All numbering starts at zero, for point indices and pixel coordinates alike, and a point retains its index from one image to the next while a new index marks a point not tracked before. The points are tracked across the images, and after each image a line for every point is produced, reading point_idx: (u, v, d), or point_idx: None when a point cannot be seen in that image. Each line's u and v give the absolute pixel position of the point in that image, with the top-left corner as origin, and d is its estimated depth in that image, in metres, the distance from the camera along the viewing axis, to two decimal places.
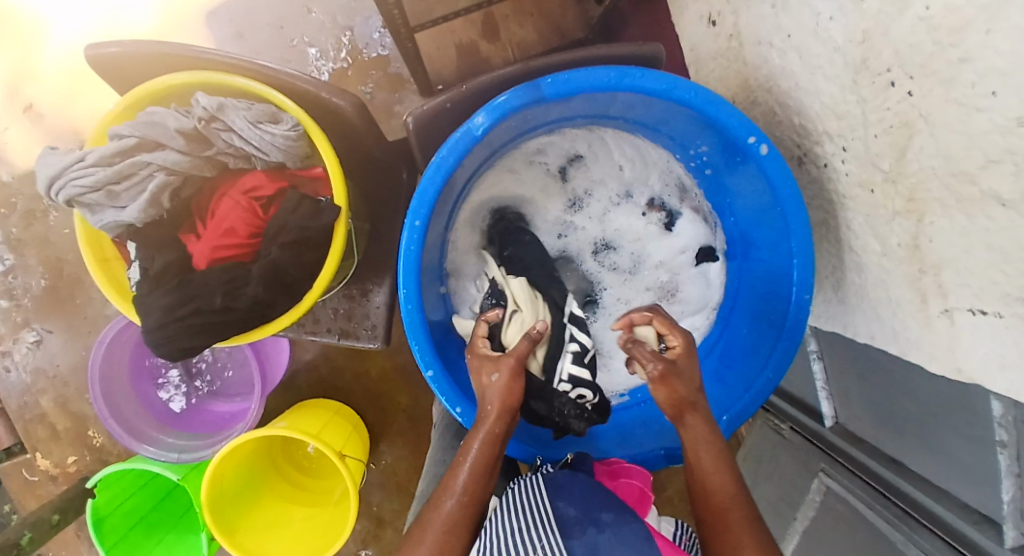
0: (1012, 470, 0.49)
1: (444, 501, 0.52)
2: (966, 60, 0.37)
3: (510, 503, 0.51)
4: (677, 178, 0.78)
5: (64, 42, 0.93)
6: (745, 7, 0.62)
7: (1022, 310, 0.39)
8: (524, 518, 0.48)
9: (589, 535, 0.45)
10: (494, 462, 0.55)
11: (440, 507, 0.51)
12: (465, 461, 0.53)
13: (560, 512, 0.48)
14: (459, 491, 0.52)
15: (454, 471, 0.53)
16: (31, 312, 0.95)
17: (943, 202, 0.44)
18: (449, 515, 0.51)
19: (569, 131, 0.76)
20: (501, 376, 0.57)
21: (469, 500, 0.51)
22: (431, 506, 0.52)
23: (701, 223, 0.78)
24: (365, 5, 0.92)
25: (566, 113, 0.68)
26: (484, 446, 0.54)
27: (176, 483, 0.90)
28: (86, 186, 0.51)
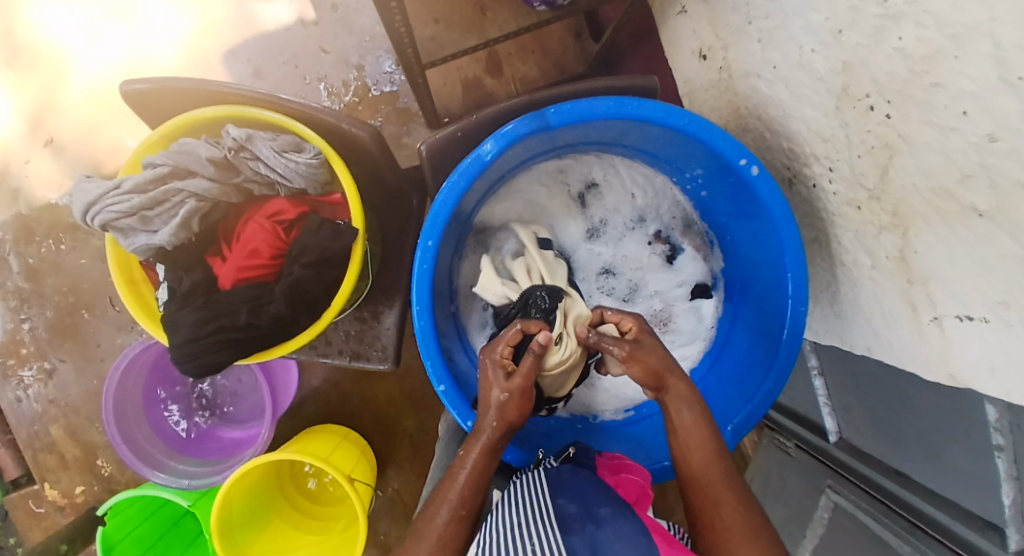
0: (1011, 473, 0.54)
1: (438, 512, 0.54)
2: (938, 84, 0.45)
3: (514, 500, 0.54)
4: (686, 213, 0.80)
5: (92, 69, 1.05)
6: (735, 42, 0.69)
7: (1005, 314, 0.46)
8: (526, 512, 0.50)
9: (588, 531, 0.47)
10: (488, 472, 0.56)
11: (433, 520, 0.53)
12: (461, 472, 0.55)
13: (560, 509, 0.50)
14: (453, 503, 0.54)
15: (447, 483, 0.55)
16: (45, 341, 1.06)
17: (926, 216, 0.51)
18: (440, 528, 0.53)
19: (588, 156, 0.78)
20: (510, 396, 0.58)
21: (460, 511, 0.54)
22: (425, 517, 0.54)
23: (701, 260, 0.81)
24: (376, 45, 1.05)
25: (584, 138, 0.71)
26: (477, 459, 0.56)
27: (184, 512, 0.98)
28: (122, 211, 0.55)
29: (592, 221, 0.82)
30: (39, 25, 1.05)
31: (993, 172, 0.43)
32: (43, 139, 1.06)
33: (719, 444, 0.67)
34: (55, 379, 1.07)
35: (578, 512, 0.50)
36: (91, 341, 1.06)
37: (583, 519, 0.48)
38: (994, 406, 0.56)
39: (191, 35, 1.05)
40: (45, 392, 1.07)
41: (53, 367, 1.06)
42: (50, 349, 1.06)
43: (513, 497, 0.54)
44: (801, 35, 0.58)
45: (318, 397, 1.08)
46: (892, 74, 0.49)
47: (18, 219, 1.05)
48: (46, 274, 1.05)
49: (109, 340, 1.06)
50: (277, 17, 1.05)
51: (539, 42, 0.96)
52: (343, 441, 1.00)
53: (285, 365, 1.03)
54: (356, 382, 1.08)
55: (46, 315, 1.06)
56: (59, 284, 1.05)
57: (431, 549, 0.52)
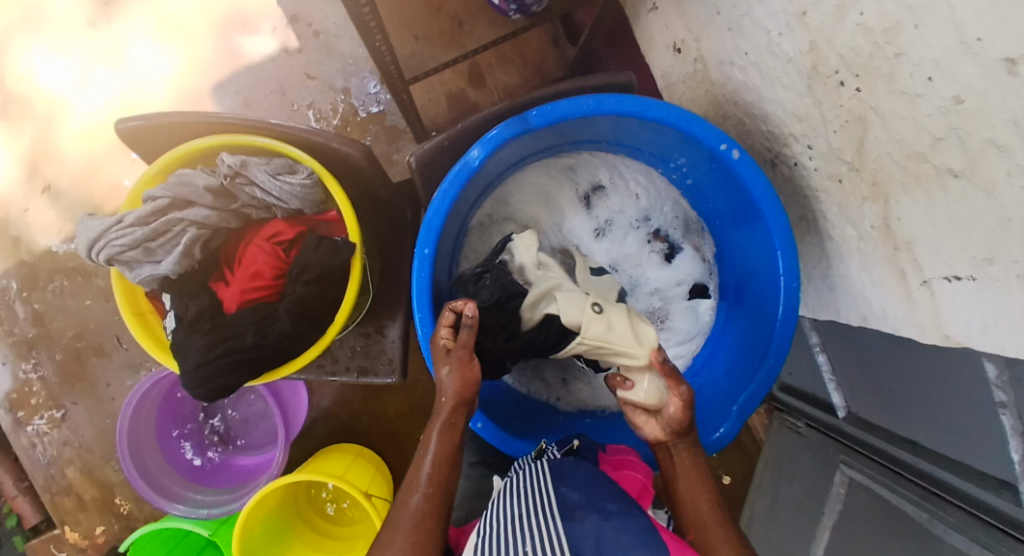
0: (1017, 428, 0.56)
1: (411, 496, 0.54)
2: (901, 55, 0.46)
3: (516, 489, 0.55)
4: (687, 215, 0.81)
5: (84, 113, 1.07)
6: (706, 34, 0.72)
7: (989, 268, 0.48)
8: (529, 500, 0.52)
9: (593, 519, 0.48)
10: (450, 448, 0.58)
11: (406, 504, 0.54)
12: (427, 453, 0.57)
13: (563, 496, 0.52)
14: (424, 484, 0.55)
15: (415, 466, 0.57)
16: (56, 385, 1.07)
17: (903, 182, 0.53)
18: (415, 510, 0.53)
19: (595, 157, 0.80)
20: (451, 367, 0.58)
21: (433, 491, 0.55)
22: (400, 501, 0.55)
23: (699, 261, 0.82)
24: (360, 67, 1.08)
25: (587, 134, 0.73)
26: (442, 439, 0.58)
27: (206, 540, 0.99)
28: (126, 244, 0.57)
29: (596, 219, 0.82)
30: (30, 76, 1.07)
31: (963, 133, 0.44)
32: (40, 186, 1.07)
33: (725, 429, 0.67)
34: (68, 421, 1.08)
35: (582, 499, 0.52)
36: (101, 381, 1.07)
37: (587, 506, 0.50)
38: (993, 364, 0.56)
39: (178, 73, 1.08)
40: (59, 435, 1.08)
41: (65, 410, 1.07)
42: (61, 392, 1.07)
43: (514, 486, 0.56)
44: (768, 21, 0.60)
45: (329, 417, 1.09)
46: (857, 48, 0.50)
47: (22, 266, 1.07)
48: (53, 318, 1.07)
49: (119, 378, 1.08)
50: (261, 48, 1.07)
51: (518, 50, 0.98)
52: (356, 459, 1.00)
53: (293, 388, 1.05)
54: (365, 400, 1.09)
55: (55, 358, 1.07)
56: (66, 328, 1.07)
57: (409, 532, 0.52)
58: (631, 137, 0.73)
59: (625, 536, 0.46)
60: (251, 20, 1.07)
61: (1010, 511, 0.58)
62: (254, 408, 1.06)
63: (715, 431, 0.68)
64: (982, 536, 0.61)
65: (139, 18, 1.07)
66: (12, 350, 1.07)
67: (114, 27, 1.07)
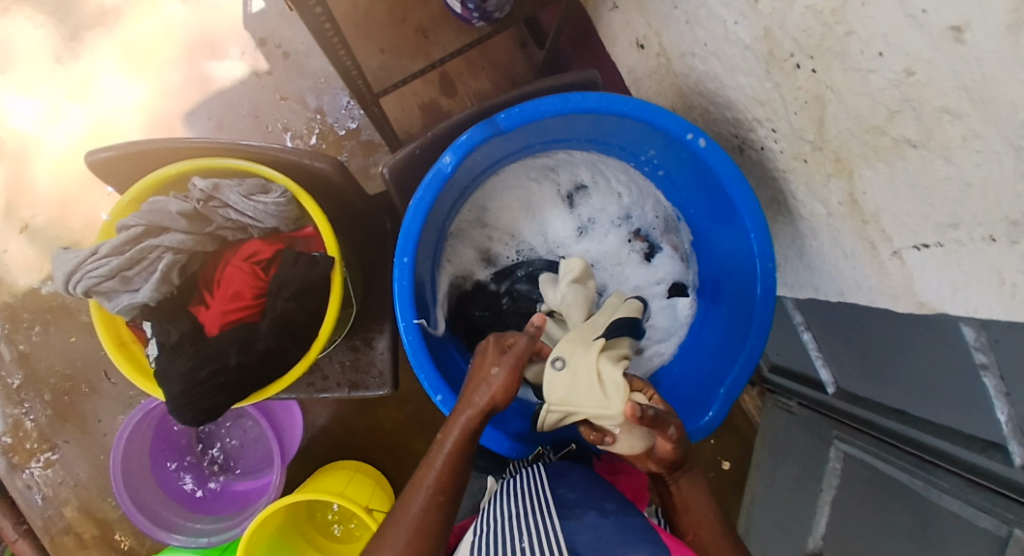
0: (1000, 389, 0.56)
1: (413, 501, 0.53)
2: (851, 32, 0.47)
3: (514, 487, 0.57)
4: (667, 215, 0.82)
5: (58, 150, 1.07)
6: (665, 28, 0.73)
7: (953, 234, 0.49)
8: (526, 498, 0.53)
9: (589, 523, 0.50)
10: (464, 455, 0.56)
11: (408, 508, 0.53)
12: (439, 455, 0.55)
13: (560, 497, 0.54)
14: (430, 489, 0.53)
15: (422, 471, 0.55)
16: (47, 425, 1.06)
17: (865, 157, 0.54)
18: (415, 516, 0.52)
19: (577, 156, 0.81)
20: (501, 370, 0.56)
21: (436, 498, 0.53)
22: (400, 506, 0.53)
23: (678, 260, 0.83)
24: (331, 84, 1.08)
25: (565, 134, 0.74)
26: (455, 445, 0.55)
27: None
28: (102, 275, 0.57)
29: (579, 218, 0.84)
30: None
31: (916, 104, 0.46)
32: (17, 226, 1.07)
33: (714, 412, 0.68)
34: (61, 460, 1.07)
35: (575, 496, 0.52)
36: (92, 417, 1.07)
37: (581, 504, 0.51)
38: (970, 327, 0.56)
39: (149, 104, 1.08)
40: (53, 475, 1.07)
41: (57, 449, 1.06)
42: (53, 432, 1.06)
43: (511, 485, 0.57)
44: (722, 10, 0.61)
45: (325, 435, 1.09)
46: (808, 30, 0.52)
47: (4, 308, 1.06)
48: (40, 358, 1.06)
49: (110, 413, 1.07)
50: (230, 72, 1.08)
51: (486, 56, 0.99)
52: (355, 475, 1.00)
53: (287, 409, 1.05)
54: (360, 415, 1.09)
55: (44, 398, 1.06)
56: (53, 367, 1.06)
57: (409, 539, 0.50)
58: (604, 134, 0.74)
59: (621, 532, 0.47)
60: (218, 46, 1.08)
61: (1000, 473, 0.59)
62: (249, 433, 1.06)
63: (704, 416, 0.69)
64: (978, 498, 0.61)
65: (106, 52, 1.07)
66: None
67: (81, 62, 1.07)
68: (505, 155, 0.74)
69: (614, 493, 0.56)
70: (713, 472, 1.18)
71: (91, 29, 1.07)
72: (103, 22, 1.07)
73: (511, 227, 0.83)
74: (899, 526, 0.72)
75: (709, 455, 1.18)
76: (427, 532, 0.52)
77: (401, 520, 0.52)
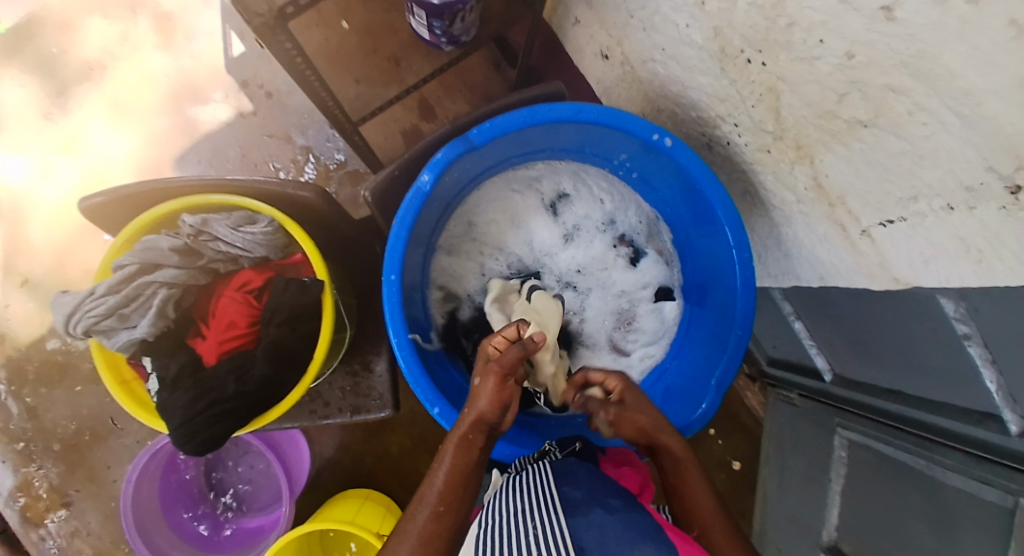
0: (985, 357, 0.56)
1: (419, 513, 0.54)
2: (792, 24, 0.50)
3: (519, 488, 0.56)
4: (649, 219, 0.83)
5: (55, 204, 1.10)
6: (626, 37, 0.76)
7: (914, 207, 0.51)
8: (531, 497, 0.53)
9: (596, 513, 0.49)
10: (466, 466, 0.57)
11: (414, 519, 0.53)
12: (442, 465, 0.57)
13: (567, 495, 0.53)
14: (434, 502, 0.54)
15: (426, 483, 0.56)
16: (57, 475, 1.07)
17: (823, 141, 0.56)
18: (422, 526, 0.53)
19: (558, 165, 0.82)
20: (488, 381, 0.58)
21: (445, 506, 0.54)
22: (406, 518, 0.54)
23: (662, 264, 0.84)
24: (315, 120, 1.12)
25: (542, 144, 0.76)
26: (457, 453, 0.57)
27: None
28: (100, 314, 0.59)
29: (564, 226, 0.84)
30: None
31: (861, 85, 0.48)
32: (18, 281, 1.09)
33: (708, 402, 0.70)
34: (72, 510, 1.07)
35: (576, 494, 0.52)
36: (101, 464, 1.07)
37: (584, 500, 0.51)
38: (948, 299, 0.55)
39: (140, 153, 1.11)
40: (65, 526, 1.07)
41: (69, 499, 1.07)
42: (63, 482, 1.07)
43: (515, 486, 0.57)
44: (674, 15, 0.64)
45: (333, 465, 1.09)
46: (754, 25, 0.54)
47: (9, 363, 1.08)
48: (47, 409, 1.07)
49: (119, 459, 1.08)
50: (216, 116, 1.11)
51: (460, 80, 1.02)
52: (365, 502, 0.99)
53: (293, 441, 1.07)
54: (366, 441, 1.10)
55: (53, 449, 1.07)
56: (60, 417, 1.07)
57: (414, 547, 0.51)
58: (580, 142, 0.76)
59: (622, 524, 0.48)
60: (203, 91, 1.11)
61: (999, 442, 0.58)
62: (257, 467, 1.06)
63: (698, 408, 0.71)
64: (979, 471, 0.60)
65: (96, 106, 1.11)
66: (9, 448, 1.07)
67: (72, 118, 1.11)
68: (485, 168, 0.77)
69: (613, 488, 0.57)
70: (724, 472, 1.17)
71: (80, 86, 1.11)
72: (91, 78, 1.11)
73: (496, 237, 0.83)
74: (910, 508, 0.70)
75: (718, 455, 1.18)
76: (438, 536, 0.52)
77: (412, 526, 0.53)
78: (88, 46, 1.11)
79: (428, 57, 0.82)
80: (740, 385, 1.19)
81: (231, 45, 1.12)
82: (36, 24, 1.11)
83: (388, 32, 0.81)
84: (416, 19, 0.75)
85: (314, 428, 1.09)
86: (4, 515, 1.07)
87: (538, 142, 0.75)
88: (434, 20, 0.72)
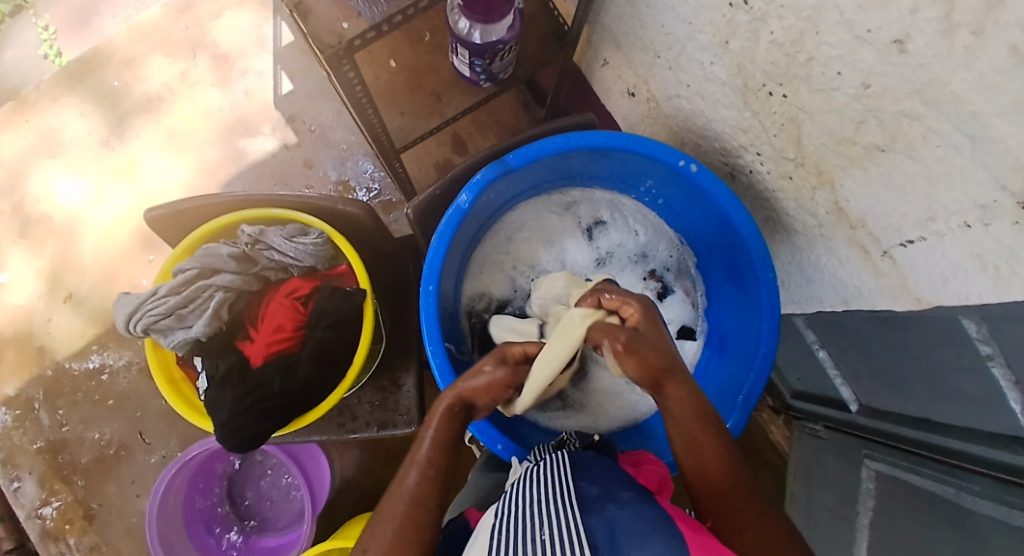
0: (1010, 379, 0.53)
1: (408, 475, 0.55)
2: (811, 59, 0.55)
3: (538, 479, 0.57)
4: (681, 258, 0.88)
5: (103, 224, 1.16)
6: (652, 76, 0.82)
7: (932, 227, 0.54)
8: (551, 490, 0.53)
9: (609, 510, 0.50)
10: (452, 434, 0.59)
11: (404, 480, 0.55)
12: (426, 435, 0.59)
13: (582, 491, 0.53)
14: (422, 464, 0.56)
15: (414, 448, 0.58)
16: (82, 487, 1.09)
17: (842, 166, 0.60)
18: (411, 486, 0.54)
19: (599, 194, 0.87)
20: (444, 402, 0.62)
21: (417, 500, 0.53)
22: (396, 481, 0.56)
23: (687, 302, 0.87)
24: (353, 151, 1.19)
25: (583, 169, 0.81)
26: (429, 454, 0.57)
27: None
28: (161, 313, 0.63)
29: (598, 251, 0.88)
30: (51, 198, 1.17)
31: (877, 112, 0.52)
32: (63, 296, 1.14)
33: (733, 421, 0.72)
34: (94, 524, 1.08)
35: (600, 493, 0.53)
36: (126, 478, 1.09)
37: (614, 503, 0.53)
38: (970, 319, 0.54)
39: (187, 179, 1.18)
40: (86, 540, 1.08)
41: (91, 513, 1.08)
42: (88, 495, 1.09)
43: (531, 478, 0.58)
44: (699, 55, 0.70)
45: (353, 485, 1.10)
46: (774, 62, 0.59)
47: (47, 375, 1.11)
48: (79, 421, 1.10)
49: (143, 474, 1.09)
50: (261, 146, 1.19)
51: (492, 116, 1.09)
52: None
53: (314, 457, 1.07)
54: (387, 463, 1.10)
55: (81, 461, 1.09)
56: (91, 430, 1.10)
57: (407, 503, 0.53)
58: (618, 171, 0.81)
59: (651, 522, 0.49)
60: (250, 124, 1.19)
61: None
62: (279, 484, 1.08)
63: (724, 426, 0.72)
64: (1010, 498, 0.60)
65: (150, 136, 1.19)
66: (39, 459, 1.09)
67: (127, 145, 1.18)
68: (525, 187, 0.82)
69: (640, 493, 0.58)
70: None
71: (136, 116, 1.19)
72: (147, 109, 1.19)
73: (530, 254, 0.87)
74: (937, 537, 0.69)
75: None
76: (428, 494, 0.54)
77: (386, 518, 0.52)
78: (147, 81, 1.20)
79: (466, 92, 0.88)
80: (763, 418, 1.19)
81: (279, 83, 1.20)
82: (101, 60, 1.20)
83: (432, 70, 0.87)
84: (458, 58, 0.82)
85: (336, 448, 1.10)
86: (27, 527, 1.08)
87: (578, 166, 0.80)
88: (475, 58, 0.79)
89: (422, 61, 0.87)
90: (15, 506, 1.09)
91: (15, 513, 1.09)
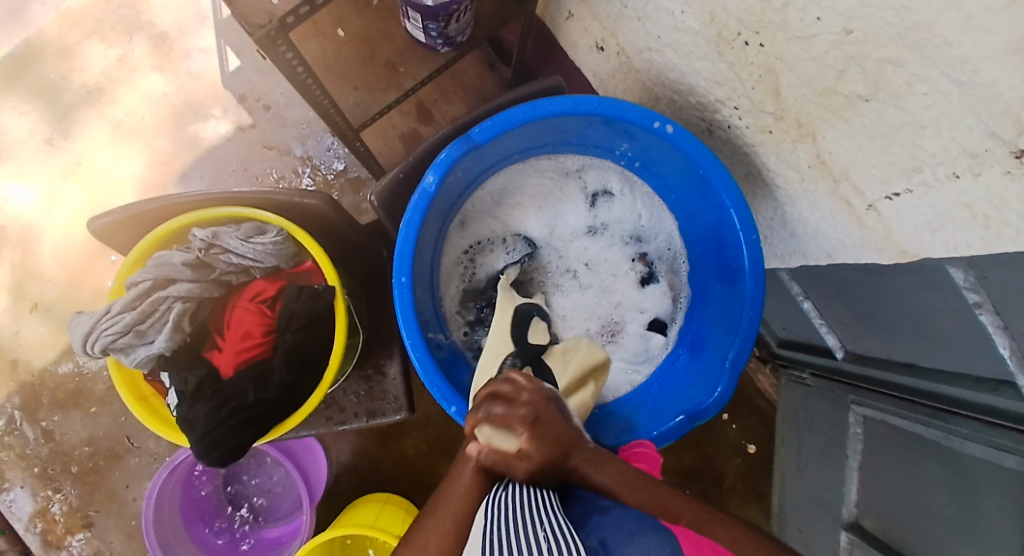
0: (996, 323, 0.53)
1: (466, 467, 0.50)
2: (788, 4, 0.50)
3: None
4: (676, 252, 0.85)
5: (60, 228, 1.10)
6: (620, 29, 0.77)
7: (919, 178, 0.51)
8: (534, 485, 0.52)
9: (592, 507, 0.48)
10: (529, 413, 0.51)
11: (460, 477, 0.50)
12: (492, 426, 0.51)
13: (565, 490, 0.52)
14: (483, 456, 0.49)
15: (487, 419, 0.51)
16: (76, 496, 1.07)
17: (825, 118, 0.57)
18: (469, 482, 0.49)
19: (607, 164, 0.83)
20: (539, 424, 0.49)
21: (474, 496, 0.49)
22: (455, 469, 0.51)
23: (668, 298, 0.85)
24: (314, 129, 1.12)
25: (574, 135, 0.77)
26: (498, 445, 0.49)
27: None
28: (117, 332, 0.62)
29: (594, 219, 0.85)
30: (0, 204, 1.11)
31: (859, 60, 0.48)
32: (28, 306, 1.10)
33: (722, 387, 0.71)
34: (93, 531, 1.07)
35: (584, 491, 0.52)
36: (120, 483, 1.08)
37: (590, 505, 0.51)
38: (956, 268, 0.53)
39: (143, 170, 1.12)
40: (87, 546, 1.07)
41: (89, 520, 1.07)
42: (83, 503, 1.07)
43: None
44: (668, 3, 0.65)
45: (351, 469, 1.09)
46: (749, 8, 0.55)
47: (23, 389, 1.08)
48: (63, 431, 1.08)
49: (138, 477, 1.08)
50: (215, 131, 1.12)
51: (456, 81, 1.03)
52: (385, 506, 0.99)
53: (309, 448, 1.06)
54: (382, 445, 1.10)
55: (71, 471, 1.08)
56: (78, 438, 1.08)
57: (461, 502, 0.48)
58: (612, 140, 0.77)
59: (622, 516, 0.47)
60: (201, 107, 1.12)
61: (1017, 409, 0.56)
62: (275, 476, 1.08)
63: (713, 392, 0.72)
64: (996, 439, 0.59)
65: (96, 129, 1.11)
66: (29, 472, 1.08)
67: (75, 142, 1.11)
68: (523, 148, 0.78)
69: None
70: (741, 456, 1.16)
71: (80, 110, 1.11)
72: (89, 101, 1.11)
73: (519, 217, 0.85)
74: (928, 479, 0.68)
75: (734, 440, 1.18)
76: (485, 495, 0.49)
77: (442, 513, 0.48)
78: (87, 69, 1.11)
79: (424, 60, 0.82)
80: (752, 368, 1.19)
81: (226, 60, 1.12)
82: (34, 51, 1.12)
83: (384, 38, 0.82)
84: (410, 23, 0.75)
85: (330, 434, 1.10)
86: (27, 540, 1.08)
87: (570, 133, 0.76)
88: (428, 22, 0.72)
89: (373, 28, 0.81)
90: (12, 519, 1.08)
91: (12, 525, 1.08)
